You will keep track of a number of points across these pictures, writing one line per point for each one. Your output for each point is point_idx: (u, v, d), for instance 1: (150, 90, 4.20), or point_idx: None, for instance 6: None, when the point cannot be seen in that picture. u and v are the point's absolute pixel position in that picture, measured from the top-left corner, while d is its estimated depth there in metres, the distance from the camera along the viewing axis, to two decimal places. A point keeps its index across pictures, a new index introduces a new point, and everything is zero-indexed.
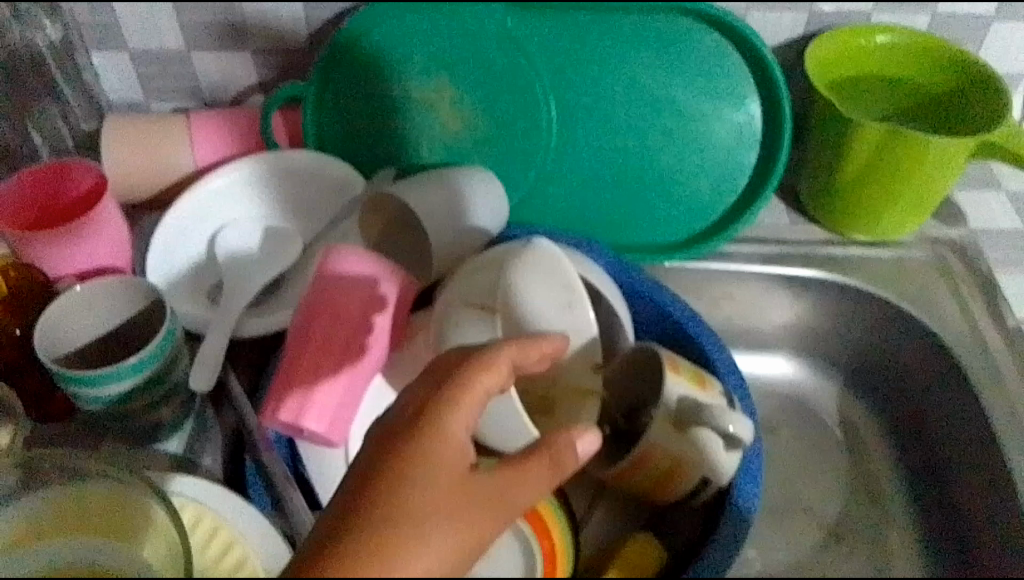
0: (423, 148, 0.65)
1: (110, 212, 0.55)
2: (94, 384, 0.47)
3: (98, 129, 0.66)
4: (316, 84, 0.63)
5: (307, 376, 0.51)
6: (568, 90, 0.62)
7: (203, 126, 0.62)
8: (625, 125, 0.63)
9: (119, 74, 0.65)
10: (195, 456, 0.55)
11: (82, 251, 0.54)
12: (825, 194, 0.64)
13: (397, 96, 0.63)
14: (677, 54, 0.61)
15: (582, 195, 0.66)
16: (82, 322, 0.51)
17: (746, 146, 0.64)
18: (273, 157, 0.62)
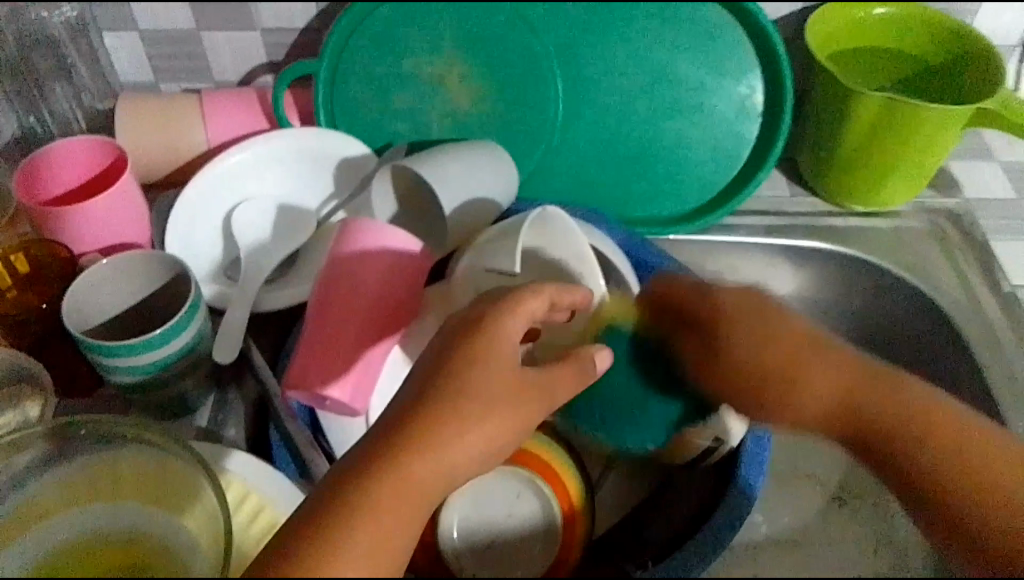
0: (434, 125, 0.65)
1: (130, 187, 0.56)
2: (124, 356, 0.48)
3: (112, 109, 0.69)
4: (329, 59, 0.62)
5: (318, 345, 0.51)
6: (574, 62, 0.63)
7: (217, 105, 0.63)
8: (630, 96, 0.64)
9: (132, 56, 0.67)
10: (219, 428, 0.56)
11: (105, 227, 0.55)
12: (824, 165, 0.65)
13: (406, 73, 0.63)
14: (680, 26, 0.62)
15: (590, 170, 0.66)
16: (108, 292, 0.53)
17: (748, 119, 0.65)
18: (286, 136, 0.61)
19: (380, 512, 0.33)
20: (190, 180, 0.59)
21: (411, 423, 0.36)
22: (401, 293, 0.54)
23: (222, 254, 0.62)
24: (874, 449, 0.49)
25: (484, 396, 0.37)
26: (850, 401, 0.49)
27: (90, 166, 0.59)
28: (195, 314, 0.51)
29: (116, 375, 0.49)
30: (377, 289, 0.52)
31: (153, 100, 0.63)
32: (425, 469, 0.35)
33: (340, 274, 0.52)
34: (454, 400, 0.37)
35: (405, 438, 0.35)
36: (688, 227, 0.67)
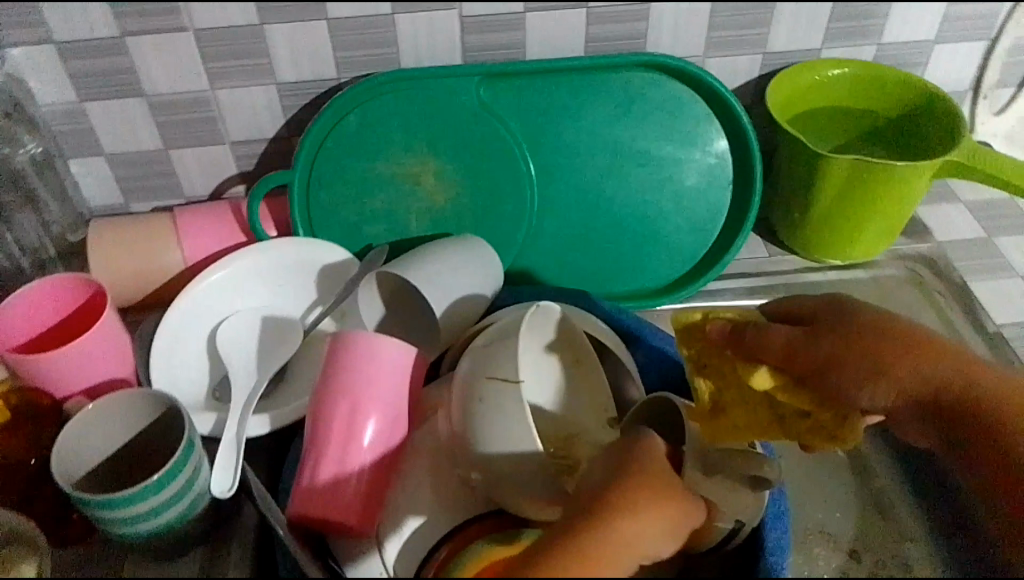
0: (412, 223, 0.68)
1: (112, 325, 0.58)
2: (128, 522, 0.50)
3: (82, 239, 0.70)
4: (304, 168, 0.65)
5: (320, 457, 0.54)
6: (557, 158, 0.68)
7: (192, 227, 0.67)
8: (619, 176, 0.69)
9: (134, 176, 0.69)
10: (222, 551, 0.56)
11: (87, 369, 0.56)
12: (884, 234, 0.69)
13: (382, 175, 0.66)
14: (632, 107, 0.67)
15: (573, 249, 0.71)
16: (190, 369, 0.63)
17: (720, 187, 0.70)
18: (264, 248, 0.64)
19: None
20: (172, 303, 0.62)
21: (593, 534, 0.39)
22: (393, 415, 0.56)
23: (210, 376, 0.63)
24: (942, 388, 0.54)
25: (644, 478, 0.42)
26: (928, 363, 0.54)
27: (65, 304, 0.60)
28: (190, 454, 0.52)
29: (126, 507, 0.49)
30: (380, 404, 0.55)
31: (127, 229, 0.67)
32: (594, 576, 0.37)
33: (345, 368, 0.55)
34: (601, 536, 0.39)
35: (584, 545, 0.39)
36: (669, 300, 0.72)
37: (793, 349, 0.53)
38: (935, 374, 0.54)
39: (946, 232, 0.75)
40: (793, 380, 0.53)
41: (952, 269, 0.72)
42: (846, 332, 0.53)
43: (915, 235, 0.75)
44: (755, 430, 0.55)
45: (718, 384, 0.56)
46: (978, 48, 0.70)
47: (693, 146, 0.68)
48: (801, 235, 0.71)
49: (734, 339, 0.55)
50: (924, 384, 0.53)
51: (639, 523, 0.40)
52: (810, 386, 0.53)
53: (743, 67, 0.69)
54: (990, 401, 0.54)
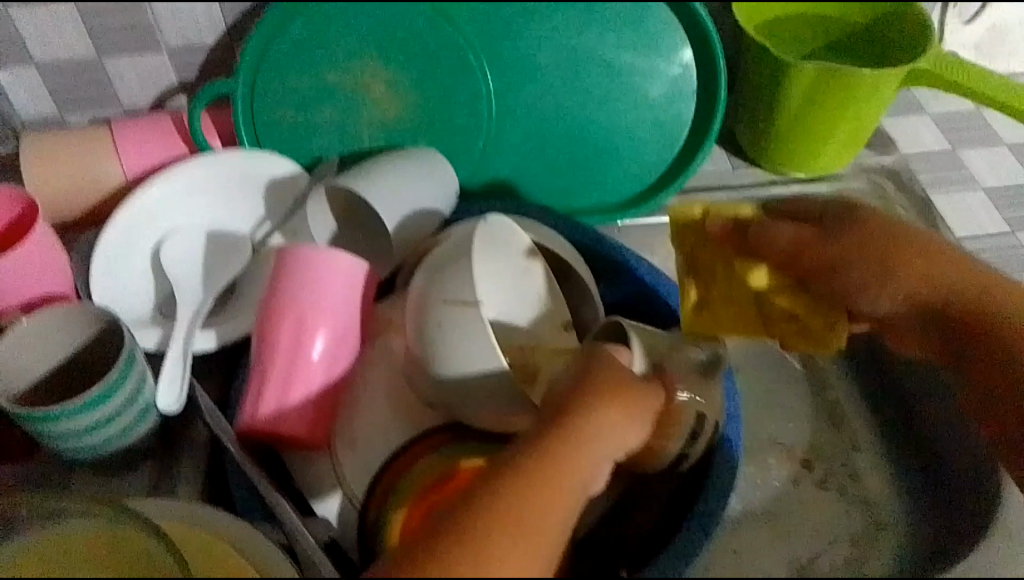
0: (365, 134, 0.66)
1: (45, 240, 0.55)
2: (71, 438, 0.49)
3: (15, 152, 0.66)
4: (246, 77, 0.62)
5: (267, 373, 0.53)
6: (515, 67, 0.65)
7: (130, 139, 0.64)
8: (580, 87, 0.66)
9: (67, 85, 0.66)
10: (174, 467, 0.55)
11: (20, 284, 0.54)
12: (848, 146, 0.68)
13: (331, 86, 0.63)
14: (596, 14, 0.63)
15: (532, 162, 0.69)
16: (133, 286, 0.61)
17: (683, 98, 0.68)
18: (209, 160, 0.61)
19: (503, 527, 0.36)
20: (111, 219, 0.59)
21: (561, 430, 0.40)
22: (342, 329, 0.54)
23: (155, 294, 0.62)
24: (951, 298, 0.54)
25: (620, 384, 0.42)
26: (937, 274, 0.54)
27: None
28: (132, 369, 0.50)
29: (68, 420, 0.48)
30: (328, 317, 0.53)
31: (60, 139, 0.63)
32: (563, 468, 0.39)
33: (290, 282, 0.53)
34: (573, 435, 0.40)
35: (559, 438, 0.40)
36: (630, 213, 0.71)
37: (798, 247, 0.54)
38: (945, 287, 0.54)
39: (911, 144, 0.74)
40: (789, 279, 0.56)
41: (915, 183, 0.71)
42: (856, 234, 0.54)
43: (880, 147, 0.73)
44: (739, 327, 0.57)
45: (707, 281, 0.58)
46: None
47: (653, 55, 0.65)
48: (765, 149, 0.70)
49: (732, 237, 0.56)
50: (928, 292, 0.54)
51: (609, 423, 0.41)
52: (807, 286, 0.55)
53: None
54: (996, 319, 0.54)
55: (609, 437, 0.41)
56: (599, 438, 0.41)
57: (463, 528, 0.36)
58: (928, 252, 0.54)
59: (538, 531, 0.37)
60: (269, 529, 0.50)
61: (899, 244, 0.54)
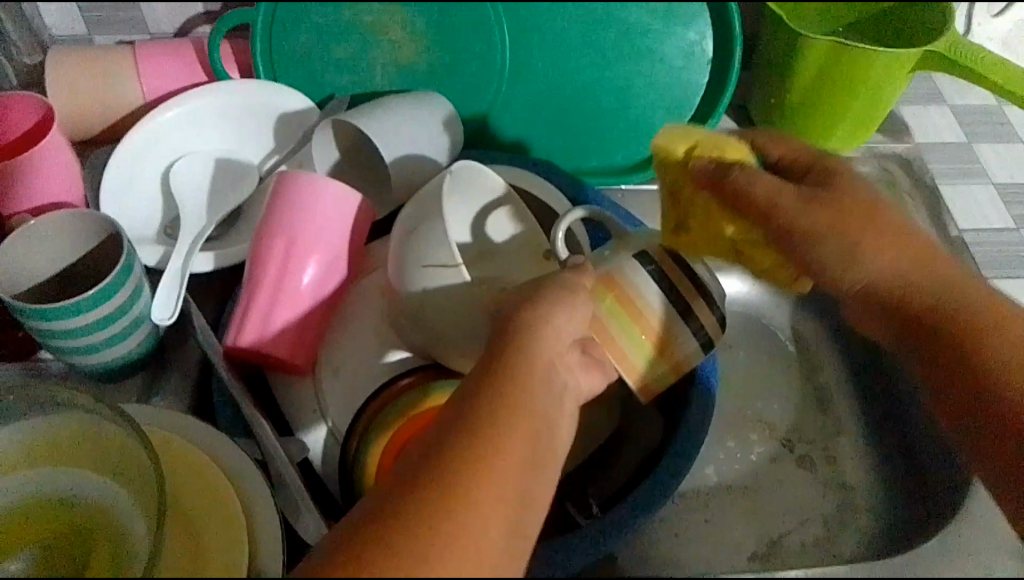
0: (378, 76, 0.67)
1: (57, 146, 0.57)
2: (67, 339, 0.51)
3: (39, 63, 0.68)
4: (265, 8, 0.63)
5: (256, 295, 0.55)
6: (531, 19, 0.65)
7: (150, 62, 0.65)
8: (594, 46, 0.66)
9: (95, 4, 0.67)
10: (163, 382, 0.57)
11: (30, 188, 0.56)
12: (858, 128, 0.67)
13: (347, 23, 0.64)
14: None
15: (541, 118, 0.70)
16: (141, 203, 0.62)
17: (697, 66, 0.68)
18: (225, 88, 0.63)
19: (495, 452, 0.34)
20: (124, 136, 0.61)
21: (516, 361, 0.39)
22: (334, 259, 0.56)
23: (162, 214, 0.63)
24: (912, 299, 0.54)
25: (558, 318, 0.43)
26: (908, 265, 0.53)
27: (16, 124, 0.61)
28: (128, 276, 0.52)
29: (62, 320, 0.49)
30: (319, 243, 0.55)
31: (84, 56, 0.65)
32: (530, 392, 0.38)
33: (286, 210, 0.55)
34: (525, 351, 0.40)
35: (523, 366, 0.39)
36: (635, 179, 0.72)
37: (775, 201, 0.49)
38: (907, 273, 0.53)
39: (926, 133, 0.73)
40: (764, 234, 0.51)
41: (926, 172, 0.71)
42: (836, 206, 0.50)
43: (895, 134, 0.73)
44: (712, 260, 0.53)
45: (682, 214, 0.52)
46: None
47: (670, 20, 0.65)
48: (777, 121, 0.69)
49: (712, 181, 0.49)
50: (887, 274, 0.53)
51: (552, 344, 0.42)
52: (783, 245, 0.51)
53: None
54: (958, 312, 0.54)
55: (560, 358, 0.42)
56: (550, 358, 0.41)
57: (454, 451, 0.34)
58: (905, 239, 0.53)
59: (527, 449, 0.35)
60: (244, 443, 0.51)
61: (874, 215, 0.51)
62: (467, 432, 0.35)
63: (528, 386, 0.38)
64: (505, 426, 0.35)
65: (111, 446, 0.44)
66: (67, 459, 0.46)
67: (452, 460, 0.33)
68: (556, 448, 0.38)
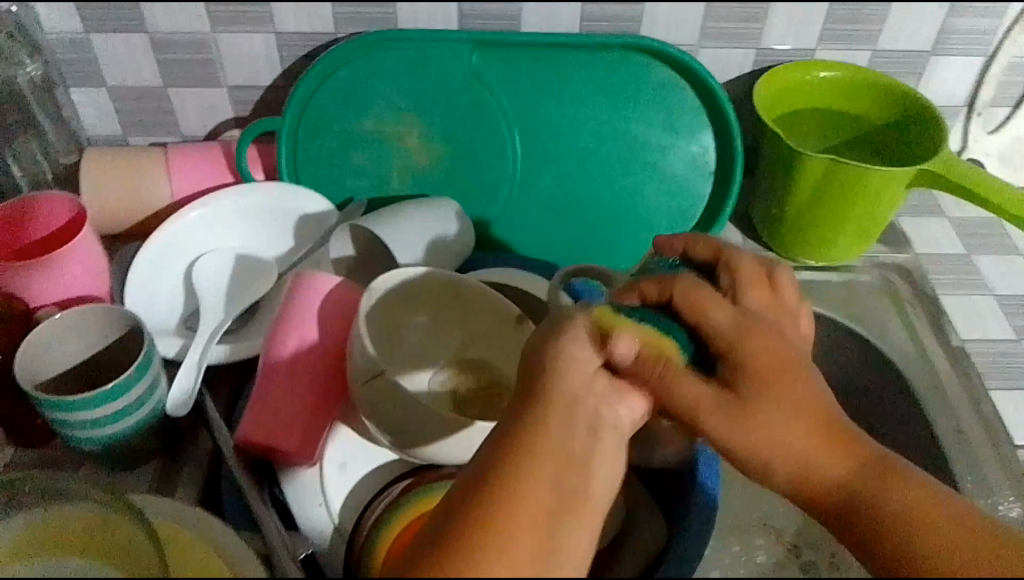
0: (395, 180, 0.71)
1: (88, 243, 0.60)
2: (83, 430, 0.52)
3: (75, 162, 0.72)
4: (293, 116, 0.67)
5: (265, 391, 0.56)
6: (542, 131, 0.69)
7: (181, 163, 0.69)
8: (601, 157, 0.70)
9: (133, 109, 0.72)
10: (174, 475, 0.58)
11: (58, 281, 0.59)
12: (856, 239, 0.69)
13: (369, 131, 0.68)
14: (622, 88, 0.67)
15: (550, 224, 0.72)
16: (163, 297, 0.65)
17: (701, 177, 0.71)
18: (249, 187, 0.66)
19: (507, 515, 0.35)
20: (152, 233, 0.64)
21: (535, 405, 0.39)
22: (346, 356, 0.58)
23: (183, 306, 0.65)
24: (841, 496, 0.46)
25: None
26: (842, 455, 0.46)
27: (50, 219, 0.64)
28: (147, 369, 0.54)
29: (80, 411, 0.51)
30: (325, 338, 0.58)
31: (117, 156, 0.69)
32: (547, 439, 0.38)
33: (301, 310, 0.57)
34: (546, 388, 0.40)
35: (537, 416, 0.39)
36: None
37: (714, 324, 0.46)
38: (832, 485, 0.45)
39: (925, 244, 0.75)
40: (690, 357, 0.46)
41: (927, 282, 0.73)
42: (759, 351, 0.45)
43: (895, 245, 0.75)
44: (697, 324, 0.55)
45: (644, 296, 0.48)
46: (973, 64, 0.71)
47: (673, 133, 0.69)
48: (777, 235, 0.72)
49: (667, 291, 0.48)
50: (803, 454, 0.45)
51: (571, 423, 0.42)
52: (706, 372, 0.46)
53: (734, 61, 0.70)
54: (899, 509, 0.46)
55: (586, 389, 0.41)
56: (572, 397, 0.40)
57: (487, 483, 0.36)
58: (846, 432, 0.46)
59: (556, 475, 0.37)
60: (250, 537, 0.51)
61: (805, 396, 0.45)
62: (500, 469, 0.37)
63: (562, 401, 0.40)
64: (535, 462, 0.37)
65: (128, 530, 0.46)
66: (72, 547, 0.47)
67: (488, 493, 0.36)
68: (588, 477, 0.38)
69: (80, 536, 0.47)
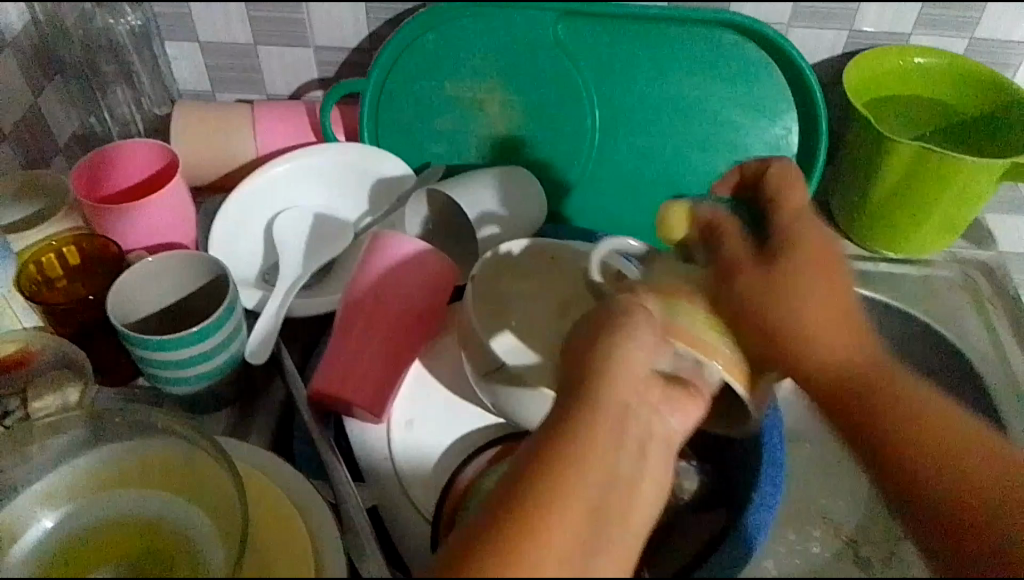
0: (473, 147, 0.71)
1: (178, 192, 0.63)
2: (168, 371, 0.54)
3: (166, 115, 0.76)
4: (377, 79, 0.68)
5: (339, 346, 0.57)
6: (623, 105, 0.68)
7: (265, 120, 0.71)
8: (681, 133, 0.69)
9: (221, 65, 0.73)
10: (248, 421, 0.60)
11: (149, 227, 0.62)
12: (939, 234, 0.68)
13: (451, 97, 0.69)
14: (708, 66, 0.67)
15: (623, 198, 0.72)
16: (243, 248, 0.67)
17: (782, 160, 0.69)
18: (331, 149, 0.68)
19: (556, 511, 0.34)
20: (238, 184, 0.66)
21: (585, 399, 0.38)
22: (420, 316, 0.59)
23: (262, 260, 0.67)
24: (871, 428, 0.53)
25: None
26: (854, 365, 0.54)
27: (141, 169, 0.66)
28: (230, 316, 0.56)
29: (166, 351, 0.53)
30: (400, 301, 0.58)
31: (203, 112, 0.71)
32: (594, 439, 0.37)
33: (377, 270, 0.59)
34: (598, 364, 0.40)
35: (581, 418, 0.38)
36: None
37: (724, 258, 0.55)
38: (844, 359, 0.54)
39: (1010, 241, 0.73)
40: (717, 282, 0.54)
41: (1009, 281, 0.71)
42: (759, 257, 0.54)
43: (979, 241, 0.73)
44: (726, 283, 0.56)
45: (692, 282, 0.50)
46: None
47: (758, 113, 0.68)
48: (859, 225, 0.70)
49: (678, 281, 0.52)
50: (829, 363, 0.53)
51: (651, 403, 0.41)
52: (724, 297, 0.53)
53: (824, 42, 0.68)
54: (890, 438, 0.53)
55: (640, 391, 0.40)
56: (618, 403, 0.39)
57: (522, 495, 0.35)
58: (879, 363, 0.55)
59: (599, 485, 0.36)
60: (320, 486, 0.53)
61: (832, 289, 0.54)
62: (547, 469, 0.36)
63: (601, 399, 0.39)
64: (584, 458, 0.36)
65: (206, 479, 0.47)
66: (152, 487, 0.49)
67: (528, 510, 0.35)
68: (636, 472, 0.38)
69: (159, 476, 0.49)
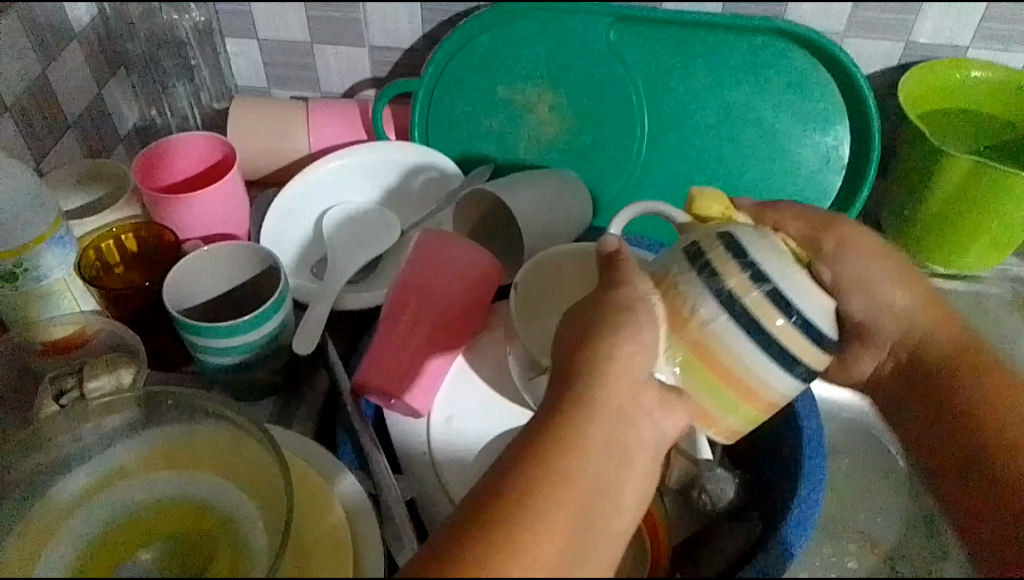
0: (521, 148, 0.72)
1: (235, 184, 0.64)
2: (218, 357, 0.56)
3: (224, 109, 0.78)
4: (430, 79, 0.69)
5: (383, 341, 0.58)
6: (673, 111, 0.68)
7: (319, 117, 0.72)
8: (730, 141, 0.69)
9: (279, 63, 0.75)
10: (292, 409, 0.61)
11: (204, 218, 0.63)
12: (992, 250, 0.66)
13: (502, 99, 0.70)
14: (761, 74, 0.66)
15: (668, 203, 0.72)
16: (292, 241, 0.68)
17: (831, 171, 0.69)
18: (383, 147, 0.69)
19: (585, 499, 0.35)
20: (291, 177, 0.67)
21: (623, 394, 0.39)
22: (463, 313, 0.60)
23: (310, 253, 0.69)
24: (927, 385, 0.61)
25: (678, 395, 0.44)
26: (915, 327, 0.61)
27: (199, 160, 0.68)
28: (281, 306, 0.57)
29: (218, 338, 0.54)
30: (444, 298, 0.59)
31: (261, 107, 0.72)
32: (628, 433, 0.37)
33: (422, 267, 0.59)
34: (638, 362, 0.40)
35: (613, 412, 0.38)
36: None
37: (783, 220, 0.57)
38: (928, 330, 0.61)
39: None
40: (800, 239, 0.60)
41: None
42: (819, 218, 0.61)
43: None
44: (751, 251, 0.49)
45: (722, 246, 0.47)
46: None
47: (810, 123, 0.67)
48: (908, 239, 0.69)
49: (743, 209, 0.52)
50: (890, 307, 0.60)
51: None
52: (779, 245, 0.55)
53: (881, 54, 0.67)
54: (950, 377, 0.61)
55: None
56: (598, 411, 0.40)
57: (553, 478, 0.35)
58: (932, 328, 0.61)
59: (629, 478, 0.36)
60: (359, 475, 0.54)
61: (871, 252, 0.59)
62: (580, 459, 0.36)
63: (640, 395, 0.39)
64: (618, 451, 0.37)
65: (251, 464, 0.48)
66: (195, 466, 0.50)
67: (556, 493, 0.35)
68: None
69: (203, 457, 0.50)
